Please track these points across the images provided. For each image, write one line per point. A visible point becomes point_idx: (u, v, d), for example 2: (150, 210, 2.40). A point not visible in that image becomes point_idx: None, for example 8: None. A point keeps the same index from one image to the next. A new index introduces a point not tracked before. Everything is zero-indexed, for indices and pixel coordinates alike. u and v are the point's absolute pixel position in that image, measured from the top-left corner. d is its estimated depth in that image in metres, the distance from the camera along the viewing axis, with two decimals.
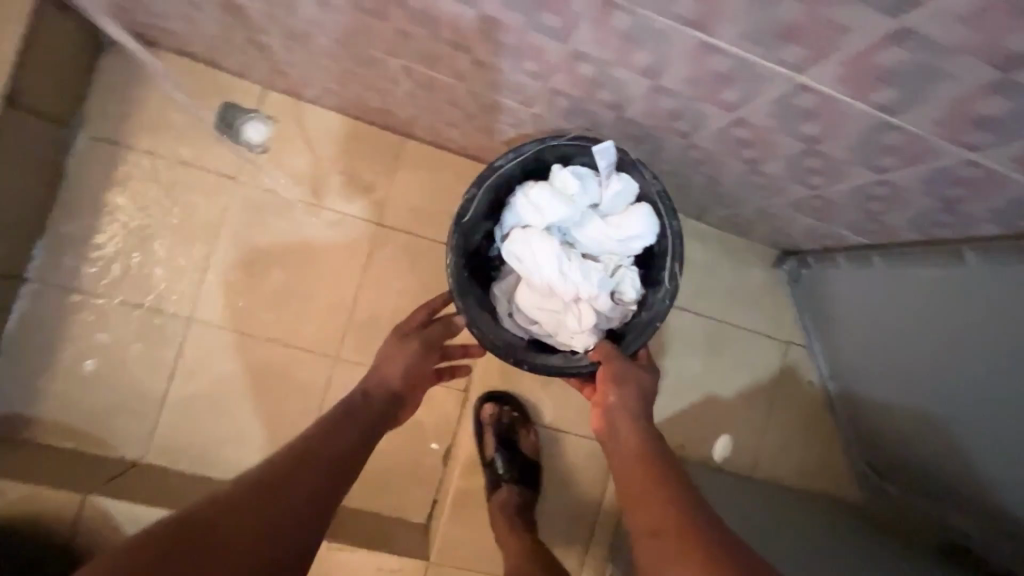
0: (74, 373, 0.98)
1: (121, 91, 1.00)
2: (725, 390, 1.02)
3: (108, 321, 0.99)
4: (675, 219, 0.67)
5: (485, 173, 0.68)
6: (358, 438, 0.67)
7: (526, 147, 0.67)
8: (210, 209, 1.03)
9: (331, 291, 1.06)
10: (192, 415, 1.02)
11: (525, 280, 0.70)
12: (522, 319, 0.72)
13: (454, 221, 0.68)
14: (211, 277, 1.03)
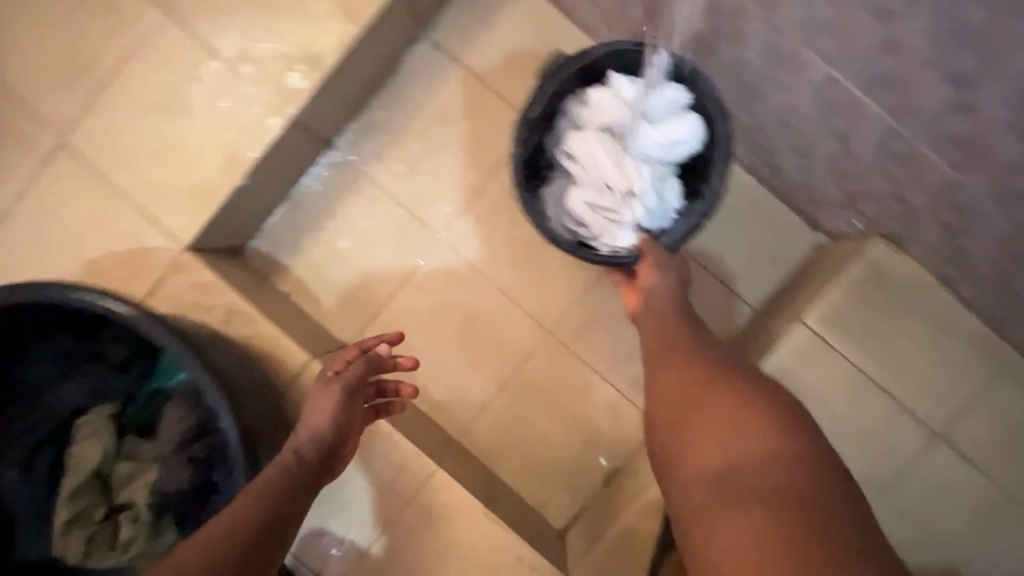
0: (331, 251, 1.10)
1: (485, 11, 1.05)
2: (875, 453, 0.87)
3: (373, 218, 1.09)
4: (726, 123, 0.76)
5: (548, 75, 0.79)
6: (300, 495, 0.68)
7: (586, 50, 0.77)
8: (494, 141, 1.07)
9: (562, 267, 1.08)
10: (410, 323, 1.09)
11: (576, 183, 0.81)
12: (572, 219, 0.81)
13: (521, 110, 0.79)
14: (476, 207, 1.08)
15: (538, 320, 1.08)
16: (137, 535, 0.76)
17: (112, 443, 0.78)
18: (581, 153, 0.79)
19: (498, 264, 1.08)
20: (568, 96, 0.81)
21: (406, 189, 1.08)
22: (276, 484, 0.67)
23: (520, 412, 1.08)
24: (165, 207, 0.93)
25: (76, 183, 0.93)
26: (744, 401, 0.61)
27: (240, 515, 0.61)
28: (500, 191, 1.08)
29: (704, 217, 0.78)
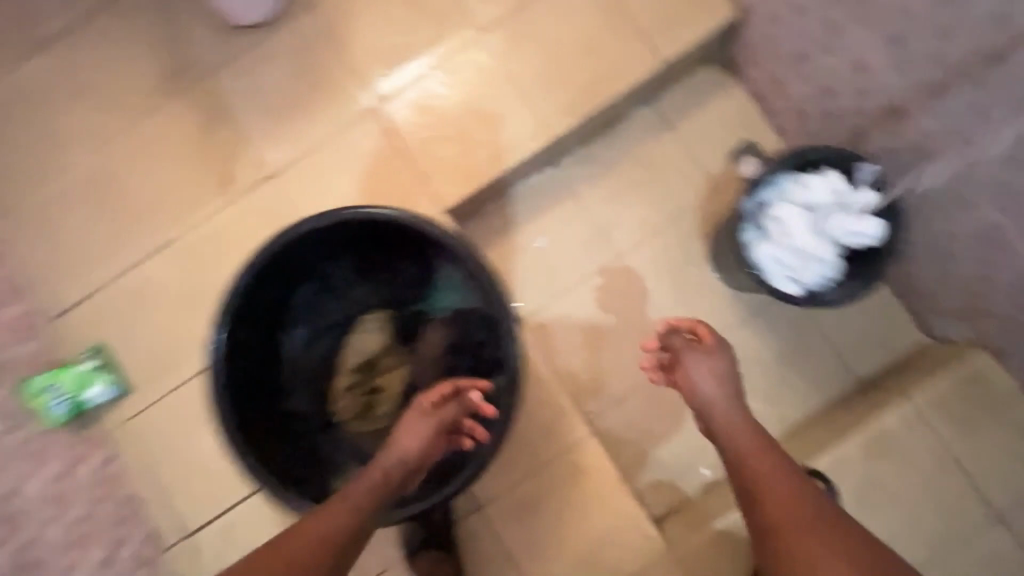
0: (527, 242, 1.34)
1: (703, 94, 1.34)
2: (949, 522, 1.08)
3: (568, 225, 1.34)
4: (903, 230, 0.99)
5: (783, 155, 1.04)
6: (366, 510, 0.83)
7: (817, 147, 1.02)
8: (681, 193, 1.34)
9: (710, 305, 1.31)
10: (575, 316, 1.32)
11: (771, 237, 1.05)
12: (759, 263, 1.05)
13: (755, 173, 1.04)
14: (652, 239, 1.33)
15: None
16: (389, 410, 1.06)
17: (386, 340, 1.10)
18: (784, 221, 1.03)
19: (659, 289, 1.32)
20: (788, 175, 1.05)
21: (601, 212, 1.34)
22: (365, 496, 0.84)
23: (645, 413, 1.29)
24: (436, 176, 1.21)
25: (378, 141, 1.22)
26: (824, 539, 0.77)
27: (318, 524, 0.78)
28: (675, 234, 1.33)
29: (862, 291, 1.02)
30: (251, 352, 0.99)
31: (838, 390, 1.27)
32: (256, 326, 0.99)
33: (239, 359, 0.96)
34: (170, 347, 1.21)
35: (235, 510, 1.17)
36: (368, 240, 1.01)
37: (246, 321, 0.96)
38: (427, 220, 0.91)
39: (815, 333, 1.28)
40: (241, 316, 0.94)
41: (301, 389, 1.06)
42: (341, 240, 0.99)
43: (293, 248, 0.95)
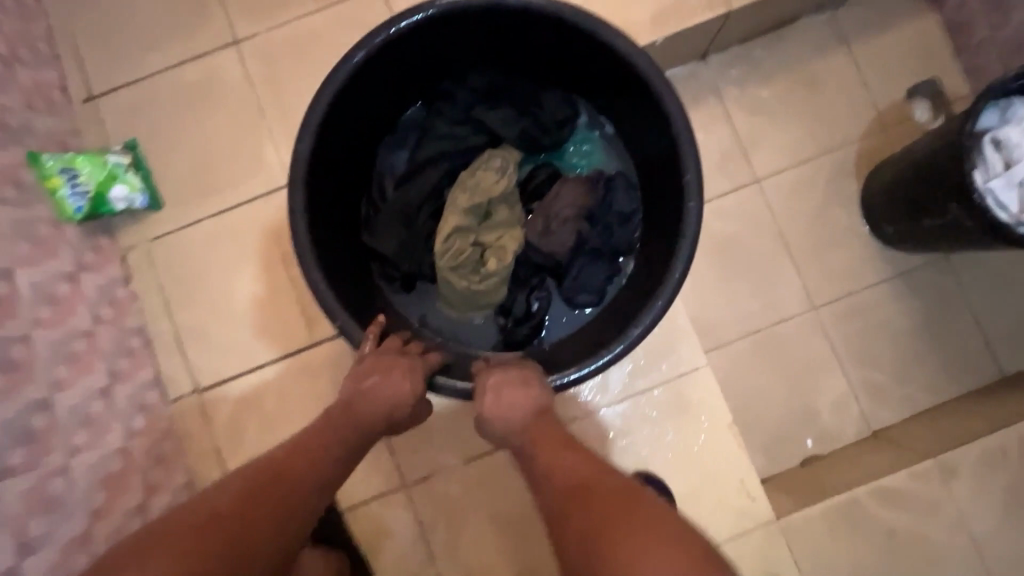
0: None
1: (893, 15, 1.14)
2: None
3: (705, 135, 1.14)
4: None
5: None
6: (303, 467, 0.64)
7: None
8: (842, 124, 1.14)
9: (851, 259, 1.12)
10: None
11: (996, 161, 0.85)
12: (983, 186, 0.85)
13: (999, 79, 0.85)
14: (798, 171, 1.13)
15: (807, 293, 1.12)
16: (500, 274, 0.87)
17: (511, 188, 0.88)
18: (1019, 146, 0.84)
19: (793, 228, 1.13)
20: (1017, 100, 0.87)
21: (744, 126, 1.14)
22: (322, 445, 0.68)
23: (751, 363, 1.11)
24: None
25: None
26: (609, 496, 0.61)
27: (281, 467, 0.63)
28: (825, 168, 1.13)
29: None
30: (344, 159, 0.87)
31: (979, 381, 1.09)
32: (356, 128, 0.87)
33: (328, 156, 0.83)
34: (223, 163, 1.00)
35: (269, 370, 0.97)
36: (513, 56, 0.90)
37: (349, 110, 0.83)
38: (606, 23, 0.77)
39: (965, 314, 1.10)
40: (345, 102, 0.81)
41: (386, 226, 0.91)
42: (483, 46, 0.88)
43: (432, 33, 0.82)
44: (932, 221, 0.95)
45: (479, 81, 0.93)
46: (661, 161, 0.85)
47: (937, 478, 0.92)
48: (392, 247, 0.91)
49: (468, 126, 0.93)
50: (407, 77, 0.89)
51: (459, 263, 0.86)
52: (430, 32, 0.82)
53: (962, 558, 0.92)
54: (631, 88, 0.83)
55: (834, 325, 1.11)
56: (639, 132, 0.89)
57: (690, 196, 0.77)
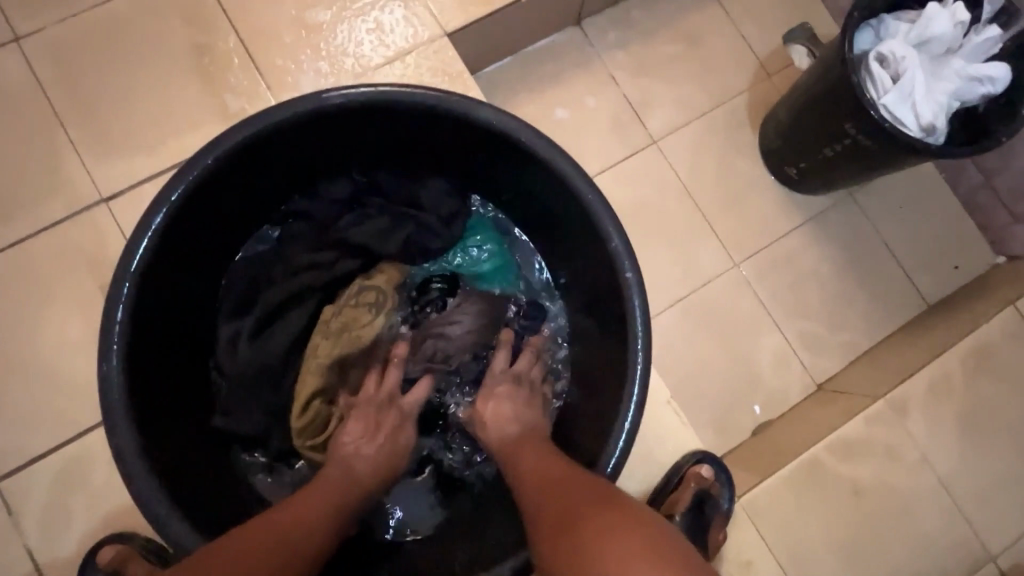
0: (545, 114, 1.05)
1: None
2: None
3: (594, 101, 1.06)
4: (1016, 119, 0.79)
5: None
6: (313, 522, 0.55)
7: None
8: (730, 75, 1.10)
9: (764, 209, 1.06)
10: None
11: (884, 68, 0.82)
12: (873, 97, 0.81)
13: None
14: (696, 125, 1.08)
15: (727, 249, 1.04)
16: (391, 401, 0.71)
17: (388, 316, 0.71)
18: (902, 51, 0.80)
19: (701, 184, 1.06)
20: (888, 16, 0.84)
21: (633, 87, 1.08)
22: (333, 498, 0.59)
23: (683, 335, 1.01)
24: None
25: None
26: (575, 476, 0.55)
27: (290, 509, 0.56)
28: (722, 120, 1.08)
29: (999, 137, 0.78)
30: (173, 333, 0.66)
31: (908, 314, 1.05)
32: (185, 284, 0.66)
33: (153, 337, 0.62)
34: (8, 183, 0.79)
35: (97, 434, 0.75)
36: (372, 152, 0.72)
37: (167, 263, 0.62)
38: (462, 97, 0.63)
39: (880, 247, 1.07)
40: (164, 262, 0.62)
41: (241, 397, 0.69)
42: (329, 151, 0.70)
43: (261, 150, 0.64)
44: (831, 149, 0.91)
45: (337, 187, 0.75)
46: (567, 225, 0.70)
47: (891, 418, 0.84)
48: (258, 417, 0.68)
49: (330, 247, 0.72)
50: (243, 206, 0.70)
51: (326, 437, 0.68)
52: (259, 149, 0.64)
53: (932, 502, 0.83)
54: (523, 167, 0.68)
55: (758, 278, 1.04)
56: (542, 207, 0.71)
57: (622, 263, 0.63)
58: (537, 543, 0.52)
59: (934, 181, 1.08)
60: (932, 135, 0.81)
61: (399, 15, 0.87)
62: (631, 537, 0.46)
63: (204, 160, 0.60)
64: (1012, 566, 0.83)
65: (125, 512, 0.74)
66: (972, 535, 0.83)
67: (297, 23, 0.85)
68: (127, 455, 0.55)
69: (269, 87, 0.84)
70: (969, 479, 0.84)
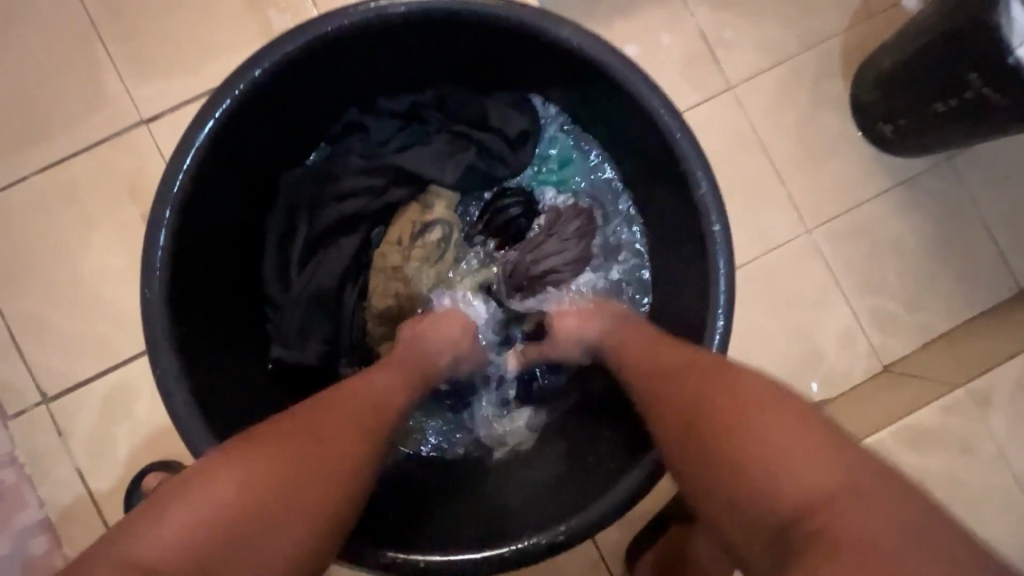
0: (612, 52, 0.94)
1: None
2: None
3: (667, 38, 0.95)
4: None
5: None
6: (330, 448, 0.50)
7: None
8: (827, 16, 0.97)
9: (847, 171, 0.95)
10: None
11: None
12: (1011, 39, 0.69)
13: None
14: (780, 72, 0.96)
15: (801, 213, 0.95)
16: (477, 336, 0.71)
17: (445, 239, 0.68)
18: None
19: (778, 139, 0.95)
20: None
21: (713, 25, 0.96)
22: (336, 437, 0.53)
23: (744, 303, 0.93)
24: None
25: None
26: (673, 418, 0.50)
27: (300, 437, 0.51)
28: (808, 66, 0.96)
29: None
30: (221, 257, 0.63)
31: (996, 298, 0.95)
32: (229, 206, 0.62)
33: (201, 261, 0.60)
34: (47, 99, 0.75)
35: (141, 364, 0.75)
36: (429, 68, 0.66)
37: (219, 183, 0.59)
38: (538, 8, 0.56)
39: (973, 221, 0.96)
40: (214, 179, 0.58)
41: (298, 322, 0.66)
42: (386, 66, 0.64)
43: (309, 64, 0.58)
44: (944, 103, 0.79)
45: (394, 103, 0.69)
46: (649, 162, 0.64)
47: (971, 410, 0.77)
48: (315, 346, 0.66)
49: (383, 168, 0.68)
50: (297, 124, 0.65)
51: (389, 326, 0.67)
52: (309, 64, 0.58)
53: (1006, 501, 0.77)
54: (604, 89, 0.60)
55: (832, 248, 0.95)
56: (616, 127, 0.65)
57: (710, 214, 0.58)
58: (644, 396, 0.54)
59: None
60: None
61: None
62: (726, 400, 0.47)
63: (251, 71, 0.54)
64: None
65: (171, 443, 0.75)
66: None
67: None
68: (169, 385, 0.52)
69: (317, 4, 0.77)
70: None
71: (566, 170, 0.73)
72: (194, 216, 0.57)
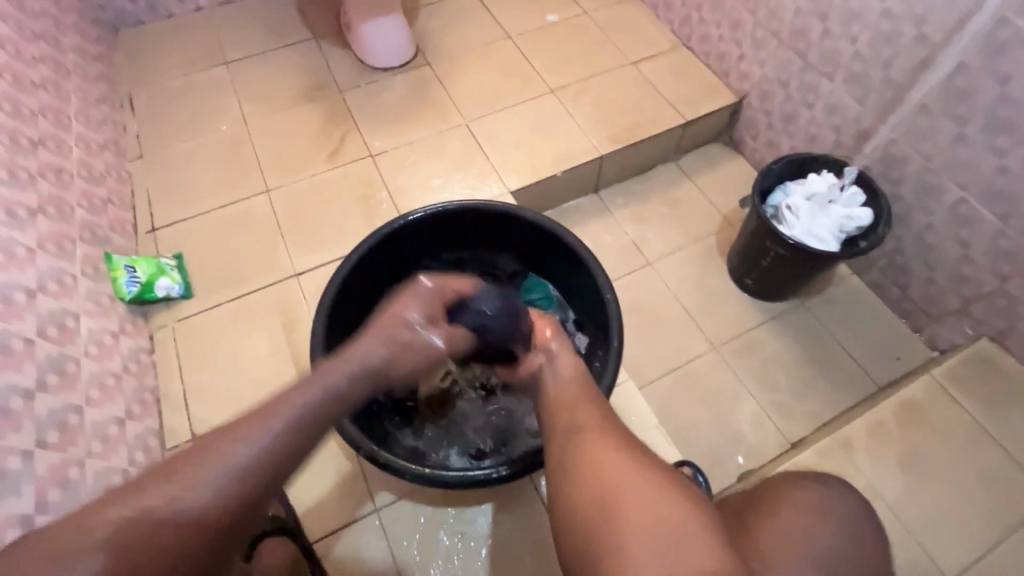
0: None
1: (717, 159, 1.69)
2: (989, 499, 1.03)
3: (606, 237, 1.56)
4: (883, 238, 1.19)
5: (792, 155, 1.33)
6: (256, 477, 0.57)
7: (815, 157, 1.32)
8: (703, 224, 1.58)
9: (734, 309, 1.43)
10: None
11: (789, 209, 1.27)
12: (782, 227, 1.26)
13: (772, 162, 1.33)
14: (680, 254, 1.53)
15: (708, 337, 1.39)
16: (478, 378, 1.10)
17: None
18: (797, 199, 1.27)
19: (684, 291, 1.46)
20: (788, 182, 1.33)
21: (634, 230, 1.57)
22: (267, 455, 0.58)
23: (677, 397, 1.30)
24: (504, 170, 1.48)
25: (462, 143, 1.52)
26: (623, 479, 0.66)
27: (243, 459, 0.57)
28: (697, 251, 1.53)
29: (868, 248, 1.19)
30: (344, 324, 1.07)
31: (862, 392, 1.31)
32: (354, 298, 1.08)
33: (337, 322, 1.04)
34: (244, 264, 1.32)
35: None
36: (466, 242, 1.18)
37: (355, 282, 1.07)
38: (523, 207, 1.10)
39: (829, 339, 1.38)
40: (352, 280, 1.05)
41: None
42: (446, 235, 1.16)
43: (409, 227, 1.11)
44: (769, 261, 1.32)
45: (449, 254, 1.19)
46: (580, 281, 1.11)
47: (839, 452, 1.07)
48: None
49: None
50: (396, 259, 1.14)
51: None
52: (409, 228, 1.11)
53: (886, 524, 1.01)
54: (552, 245, 1.12)
55: (735, 359, 1.36)
56: (565, 273, 1.14)
57: (605, 291, 1.03)
58: (571, 431, 0.74)
59: (863, 290, 1.44)
60: (828, 249, 1.22)
61: (482, 181, 1.46)
62: (639, 470, 0.66)
63: (384, 226, 1.07)
64: None
65: None
66: (928, 559, 0.97)
67: (422, 186, 1.45)
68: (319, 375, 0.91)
69: None
70: (916, 509, 1.02)
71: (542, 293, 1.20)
72: (341, 294, 1.03)
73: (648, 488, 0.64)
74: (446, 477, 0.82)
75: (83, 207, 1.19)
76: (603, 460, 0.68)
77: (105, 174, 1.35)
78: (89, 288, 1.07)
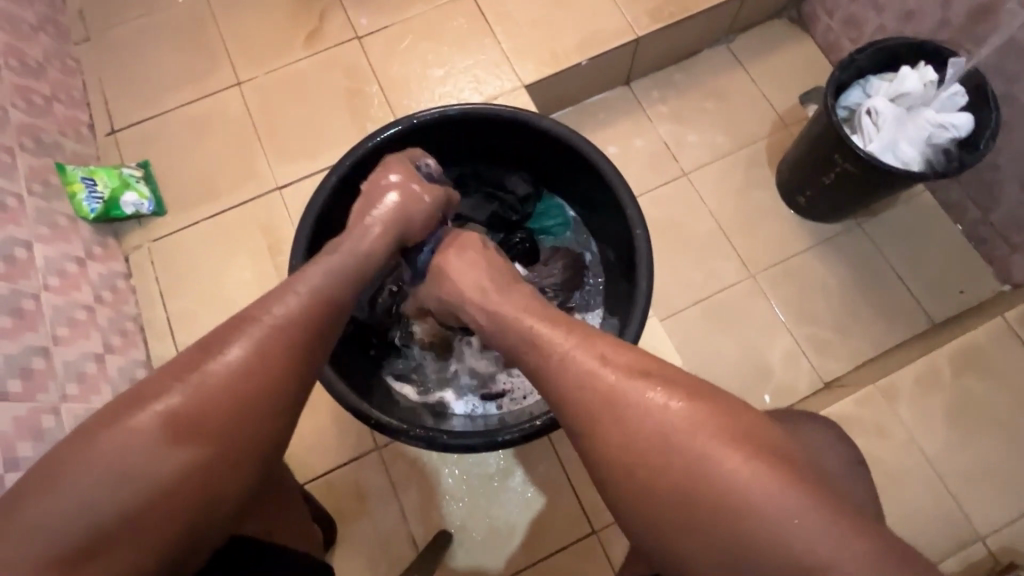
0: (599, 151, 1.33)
1: (781, 40, 1.37)
2: None
3: (636, 140, 1.33)
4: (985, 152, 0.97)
5: (882, 40, 1.05)
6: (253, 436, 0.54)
7: (913, 40, 1.04)
8: (755, 126, 1.33)
9: (779, 230, 1.25)
10: None
11: (867, 114, 1.04)
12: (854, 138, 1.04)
13: (856, 50, 1.05)
14: (722, 161, 1.31)
15: (746, 262, 1.23)
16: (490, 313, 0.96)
17: None
18: (880, 100, 1.03)
19: (723, 209, 1.27)
20: (871, 77, 1.07)
21: (671, 132, 1.33)
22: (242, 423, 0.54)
23: (704, 328, 1.19)
24: (518, 58, 1.22)
25: (467, 22, 1.24)
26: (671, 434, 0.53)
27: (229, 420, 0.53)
28: (743, 160, 1.31)
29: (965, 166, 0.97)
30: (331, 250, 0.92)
31: (912, 329, 1.18)
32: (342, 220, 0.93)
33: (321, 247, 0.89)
34: (220, 176, 1.16)
35: None
36: (469, 154, 0.99)
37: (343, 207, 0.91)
38: (537, 113, 0.89)
39: (885, 268, 1.21)
40: (337, 201, 0.89)
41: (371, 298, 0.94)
42: (447, 148, 0.97)
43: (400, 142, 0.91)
44: (829, 177, 1.11)
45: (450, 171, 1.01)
46: (604, 207, 0.94)
47: (882, 402, 0.96)
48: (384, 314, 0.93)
49: None
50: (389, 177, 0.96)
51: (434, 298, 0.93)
52: (402, 143, 0.92)
53: (921, 479, 0.94)
54: (572, 163, 0.93)
55: (773, 289, 1.21)
56: (587, 196, 0.96)
57: (635, 225, 0.86)
58: (601, 394, 0.56)
59: (935, 211, 1.24)
60: (909, 164, 1.01)
61: (491, 74, 1.21)
62: (700, 432, 0.52)
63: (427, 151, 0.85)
64: (1002, 549, 0.91)
65: None
66: (959, 511, 0.93)
67: (422, 79, 1.21)
68: None
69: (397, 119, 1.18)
70: (955, 462, 0.95)
71: (558, 217, 1.04)
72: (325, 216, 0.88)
73: (714, 453, 0.51)
74: (443, 441, 0.75)
75: (19, 108, 1.01)
76: (642, 428, 0.54)
77: (45, 64, 1.14)
78: (40, 209, 0.95)
